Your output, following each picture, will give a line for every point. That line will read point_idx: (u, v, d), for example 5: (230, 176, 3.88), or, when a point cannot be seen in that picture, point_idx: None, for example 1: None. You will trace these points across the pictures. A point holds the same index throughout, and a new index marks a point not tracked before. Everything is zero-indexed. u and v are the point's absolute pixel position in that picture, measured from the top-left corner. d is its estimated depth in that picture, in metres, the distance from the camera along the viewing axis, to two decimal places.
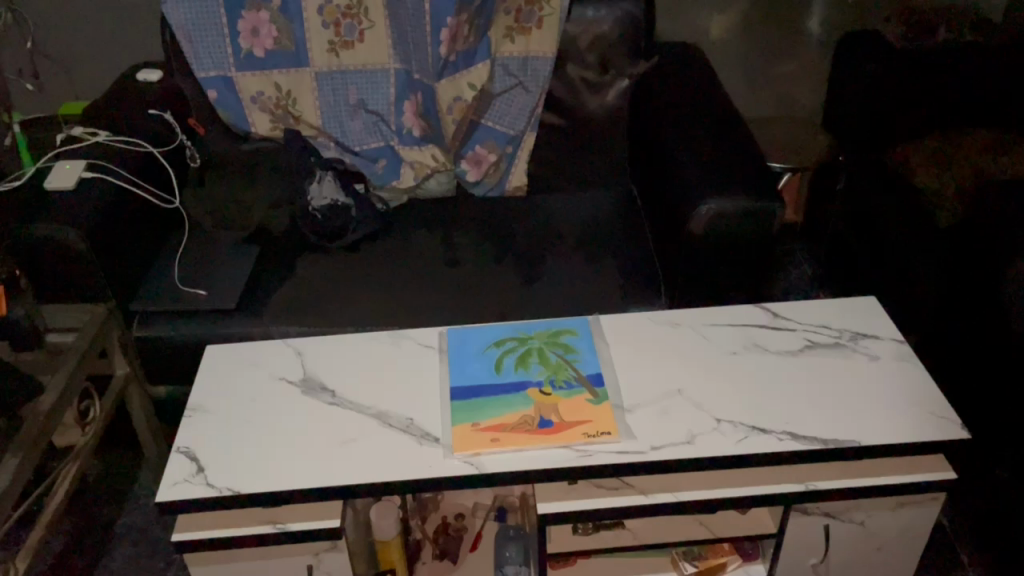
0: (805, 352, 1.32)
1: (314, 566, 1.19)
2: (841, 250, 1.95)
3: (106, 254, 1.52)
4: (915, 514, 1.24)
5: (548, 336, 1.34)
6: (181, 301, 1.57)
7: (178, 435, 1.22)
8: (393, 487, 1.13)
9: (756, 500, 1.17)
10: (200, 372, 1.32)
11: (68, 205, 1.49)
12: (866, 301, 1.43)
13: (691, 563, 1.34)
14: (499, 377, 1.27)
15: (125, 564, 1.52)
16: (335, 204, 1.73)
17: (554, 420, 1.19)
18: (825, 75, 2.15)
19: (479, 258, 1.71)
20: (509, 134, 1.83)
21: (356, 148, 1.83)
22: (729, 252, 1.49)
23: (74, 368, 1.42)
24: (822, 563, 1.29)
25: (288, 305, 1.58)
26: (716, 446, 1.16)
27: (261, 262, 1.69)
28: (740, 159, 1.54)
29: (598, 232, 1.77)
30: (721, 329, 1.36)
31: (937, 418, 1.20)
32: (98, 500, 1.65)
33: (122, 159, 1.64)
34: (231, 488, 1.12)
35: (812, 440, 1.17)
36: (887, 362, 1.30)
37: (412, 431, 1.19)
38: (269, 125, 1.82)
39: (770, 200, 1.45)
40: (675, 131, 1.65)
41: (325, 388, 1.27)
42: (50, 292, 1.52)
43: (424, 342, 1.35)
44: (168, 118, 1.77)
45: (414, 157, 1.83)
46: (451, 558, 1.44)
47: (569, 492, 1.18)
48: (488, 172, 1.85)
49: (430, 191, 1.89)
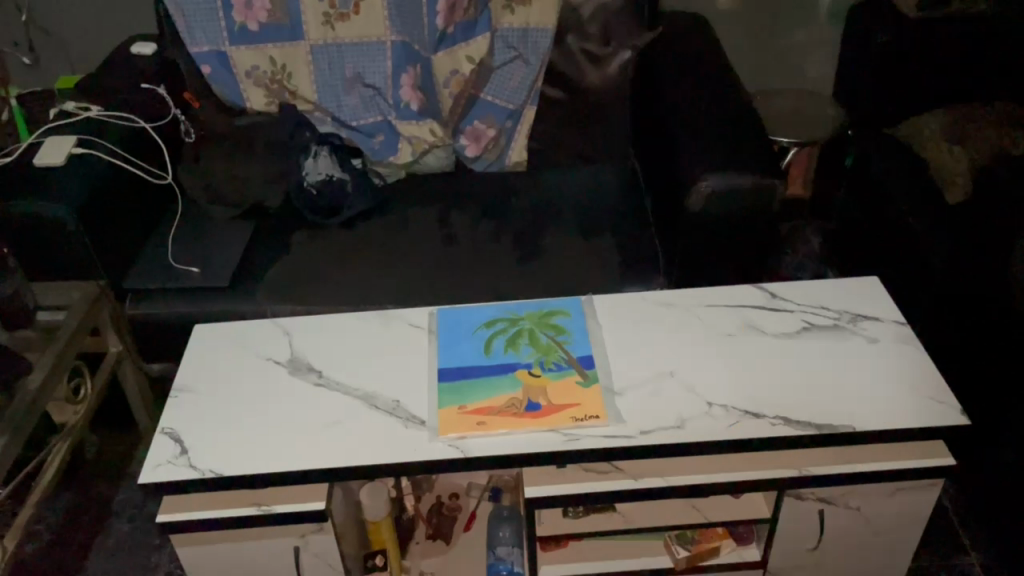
0: (803, 334, 1.29)
1: (302, 547, 1.18)
2: (849, 227, 1.91)
3: (99, 231, 1.50)
4: (912, 500, 1.21)
5: (539, 317, 1.32)
6: (173, 278, 1.56)
7: (163, 416, 1.21)
8: (377, 471, 1.11)
9: (748, 485, 1.15)
10: (187, 352, 1.31)
11: (56, 180, 1.48)
12: (868, 281, 1.39)
13: (684, 547, 1.30)
14: (488, 358, 1.25)
15: (123, 540, 1.53)
16: (330, 178, 1.71)
17: (542, 403, 1.17)
18: (836, 46, 2.09)
19: (476, 235, 1.68)
20: (509, 108, 1.80)
21: (354, 122, 1.79)
22: (727, 231, 1.46)
23: (63, 346, 1.41)
24: (817, 548, 1.27)
25: (281, 283, 1.56)
26: (706, 431, 1.13)
27: (256, 238, 1.67)
28: (741, 134, 1.49)
29: (598, 208, 1.73)
30: (717, 310, 1.34)
31: (937, 403, 1.17)
32: (96, 476, 1.65)
33: (113, 134, 1.62)
34: (214, 470, 1.12)
35: (806, 425, 1.14)
36: (888, 345, 1.27)
37: (398, 414, 1.17)
38: (264, 100, 1.78)
39: (770, 176, 1.41)
40: (676, 104, 1.60)
41: (312, 369, 1.26)
42: (41, 269, 1.51)
43: (414, 322, 1.33)
44: (160, 92, 1.75)
45: (413, 133, 1.77)
46: (445, 538, 1.43)
47: (557, 476, 1.16)
48: (487, 147, 1.83)
49: (428, 166, 1.85)
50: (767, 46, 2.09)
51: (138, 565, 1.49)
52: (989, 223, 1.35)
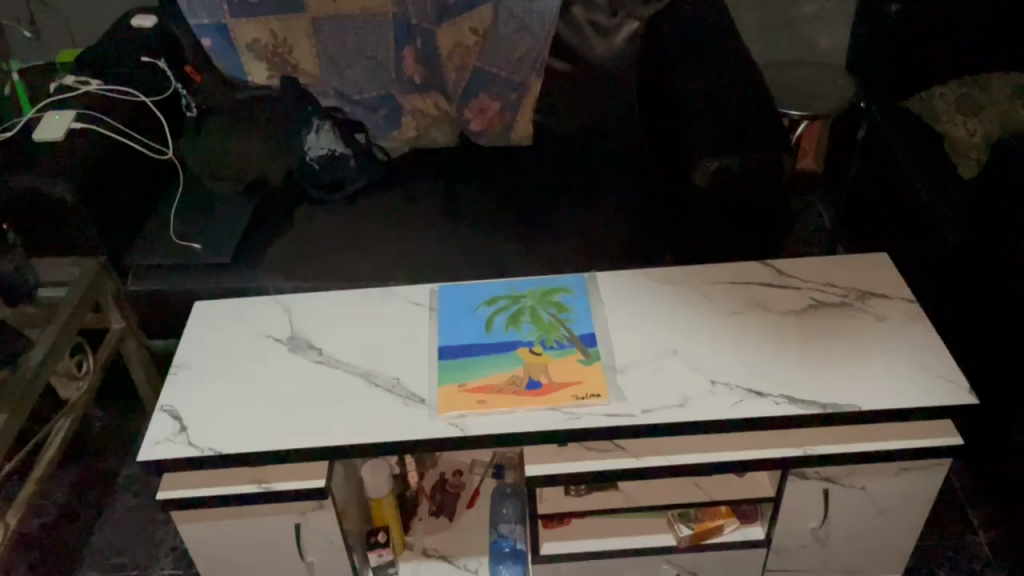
0: (810, 311, 1.27)
1: (302, 525, 1.18)
2: (860, 202, 1.88)
3: (99, 207, 1.49)
4: (919, 479, 1.19)
5: (541, 294, 1.31)
6: (174, 254, 1.54)
7: (163, 393, 1.20)
8: (377, 449, 1.10)
9: (751, 464, 1.13)
10: (186, 329, 1.31)
11: (55, 155, 1.47)
12: (877, 258, 1.36)
13: (687, 525, 1.29)
14: (489, 336, 1.23)
15: (127, 515, 1.54)
16: (332, 154, 1.68)
17: (543, 381, 1.15)
18: (849, 15, 2.04)
19: (480, 211, 1.65)
20: (514, 80, 1.76)
21: (356, 96, 1.77)
22: (734, 207, 1.43)
23: (65, 322, 1.41)
24: (822, 527, 1.26)
25: (283, 259, 1.55)
26: (709, 410, 1.12)
27: (258, 213, 1.66)
28: (748, 106, 1.46)
29: (606, 182, 1.70)
30: (722, 287, 1.32)
31: (945, 382, 1.15)
32: (101, 452, 1.66)
33: (113, 109, 1.61)
34: (213, 448, 1.11)
35: (811, 404, 1.12)
36: (896, 323, 1.24)
37: (397, 391, 1.16)
38: (266, 73, 1.77)
39: (778, 150, 1.38)
40: (683, 77, 1.57)
41: (312, 347, 1.25)
42: (41, 245, 1.51)
43: (415, 300, 1.32)
44: (161, 66, 1.74)
45: (414, 105, 1.78)
46: (448, 514, 1.43)
47: (558, 454, 1.16)
48: (493, 122, 1.79)
49: (431, 141, 1.83)
50: (778, 16, 2.05)
51: (143, 541, 1.50)
52: (1004, 196, 1.32)
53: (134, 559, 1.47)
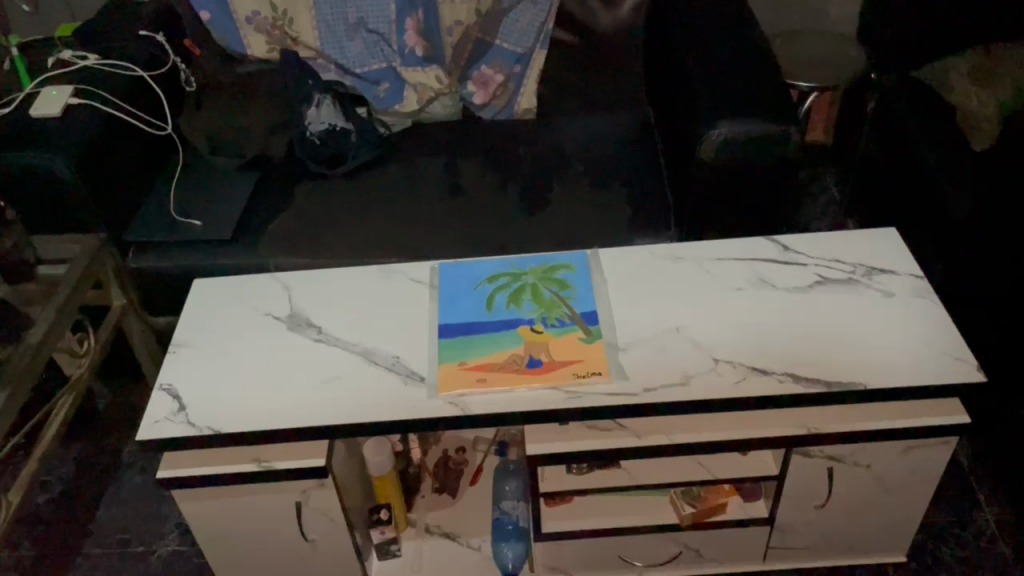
0: (815, 288, 1.25)
1: (303, 503, 1.18)
2: (870, 176, 1.85)
3: (98, 183, 1.48)
4: (925, 457, 1.18)
5: (543, 272, 1.29)
6: (174, 231, 1.53)
7: (162, 372, 1.20)
8: (377, 427, 1.10)
9: (755, 442, 1.12)
10: (186, 307, 1.30)
11: (54, 131, 1.46)
12: (885, 233, 1.34)
13: (689, 503, 1.28)
14: (490, 314, 1.22)
15: (132, 491, 1.55)
16: (335, 128, 1.67)
17: (544, 359, 1.14)
18: None
19: (482, 185, 1.63)
20: (517, 52, 1.74)
21: (357, 69, 1.75)
22: (740, 181, 1.40)
23: (65, 299, 1.40)
24: (825, 506, 1.25)
25: (284, 235, 1.54)
26: (713, 389, 1.10)
27: (259, 189, 1.64)
28: (754, 77, 1.44)
29: (610, 156, 1.68)
30: (726, 263, 1.30)
31: (953, 360, 1.13)
32: (107, 428, 1.67)
33: (112, 84, 1.59)
34: (212, 427, 1.11)
35: (816, 383, 1.11)
36: (903, 299, 1.22)
37: (397, 370, 1.15)
38: (266, 47, 1.75)
39: (785, 123, 1.35)
40: (690, 47, 1.54)
41: (312, 325, 1.24)
42: (42, 222, 1.50)
43: (415, 277, 1.31)
44: (159, 39, 1.72)
45: (416, 79, 1.75)
46: (451, 492, 1.45)
47: (560, 433, 1.15)
48: (496, 93, 1.77)
49: (433, 115, 1.79)
50: None
51: (147, 517, 1.51)
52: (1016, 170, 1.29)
53: (138, 535, 1.48)
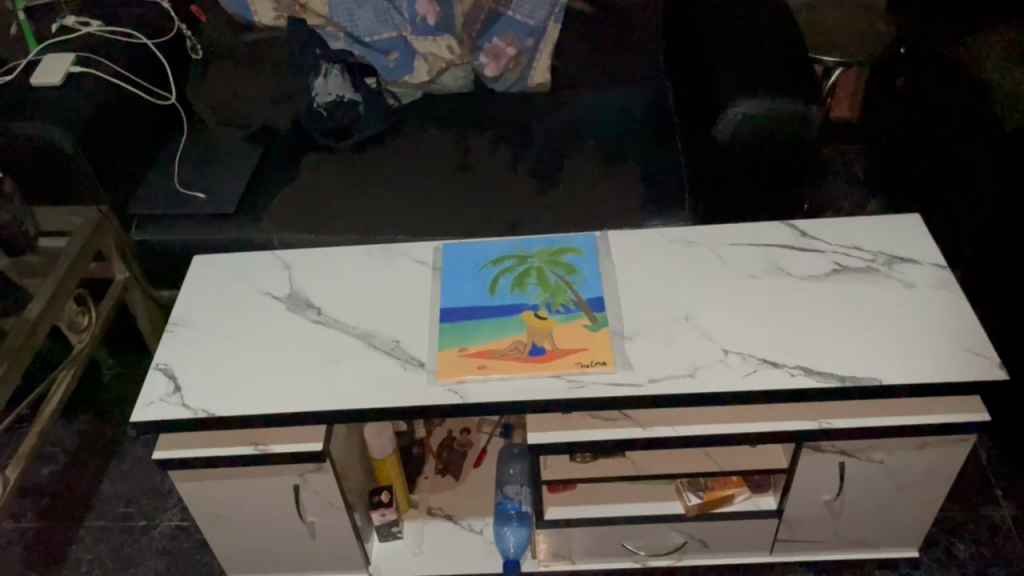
0: (831, 277, 1.20)
1: (301, 486, 1.16)
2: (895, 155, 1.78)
3: (99, 153, 1.46)
4: (942, 454, 1.14)
5: (550, 255, 1.25)
6: (177, 204, 1.51)
7: (158, 351, 1.18)
8: (374, 413, 1.07)
9: (764, 436, 1.08)
10: (185, 284, 1.28)
11: (54, 100, 1.44)
12: (908, 220, 1.28)
13: (696, 494, 1.25)
14: (493, 298, 1.19)
15: (135, 465, 1.55)
16: (341, 99, 1.62)
17: (547, 347, 1.11)
18: None
19: (492, 160, 1.59)
20: (530, 24, 1.70)
21: (367, 38, 1.68)
22: (758, 163, 1.35)
23: (66, 271, 1.38)
24: (836, 501, 1.21)
25: (288, 209, 1.51)
26: (721, 381, 1.06)
27: (264, 161, 1.61)
28: (774, 53, 1.38)
29: (626, 132, 1.62)
30: (740, 249, 1.25)
31: (974, 356, 1.08)
32: (113, 400, 1.66)
33: (114, 51, 1.56)
34: (207, 410, 1.08)
35: (829, 377, 1.06)
36: (924, 291, 1.17)
37: (397, 354, 1.13)
38: (272, 13, 1.71)
39: (805, 103, 1.29)
40: (710, 19, 1.48)
41: (312, 306, 1.21)
42: (44, 192, 1.48)
43: (418, 258, 1.27)
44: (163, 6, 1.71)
45: (428, 49, 1.68)
46: (454, 474, 1.42)
47: (564, 423, 1.11)
48: (508, 67, 1.71)
49: (444, 87, 1.74)
50: None
51: (150, 491, 1.50)
52: None
53: (140, 509, 1.48)
